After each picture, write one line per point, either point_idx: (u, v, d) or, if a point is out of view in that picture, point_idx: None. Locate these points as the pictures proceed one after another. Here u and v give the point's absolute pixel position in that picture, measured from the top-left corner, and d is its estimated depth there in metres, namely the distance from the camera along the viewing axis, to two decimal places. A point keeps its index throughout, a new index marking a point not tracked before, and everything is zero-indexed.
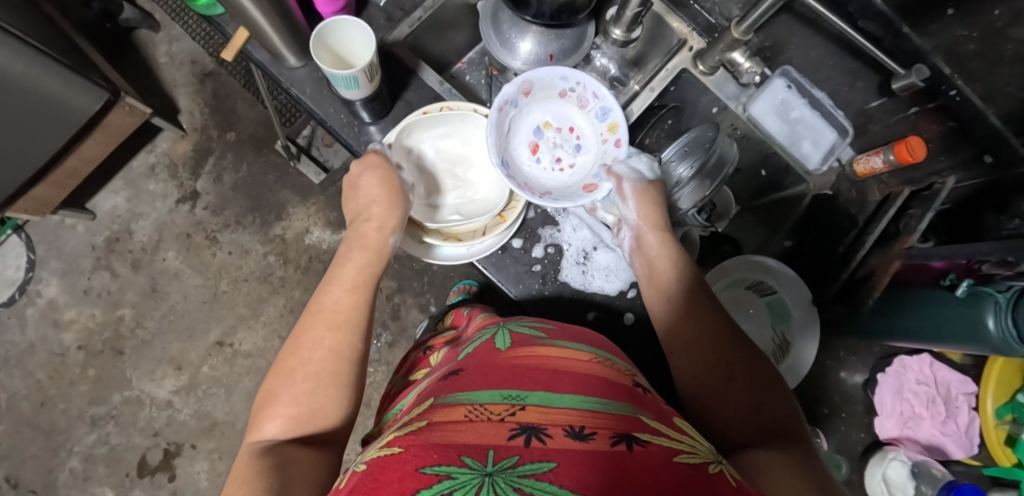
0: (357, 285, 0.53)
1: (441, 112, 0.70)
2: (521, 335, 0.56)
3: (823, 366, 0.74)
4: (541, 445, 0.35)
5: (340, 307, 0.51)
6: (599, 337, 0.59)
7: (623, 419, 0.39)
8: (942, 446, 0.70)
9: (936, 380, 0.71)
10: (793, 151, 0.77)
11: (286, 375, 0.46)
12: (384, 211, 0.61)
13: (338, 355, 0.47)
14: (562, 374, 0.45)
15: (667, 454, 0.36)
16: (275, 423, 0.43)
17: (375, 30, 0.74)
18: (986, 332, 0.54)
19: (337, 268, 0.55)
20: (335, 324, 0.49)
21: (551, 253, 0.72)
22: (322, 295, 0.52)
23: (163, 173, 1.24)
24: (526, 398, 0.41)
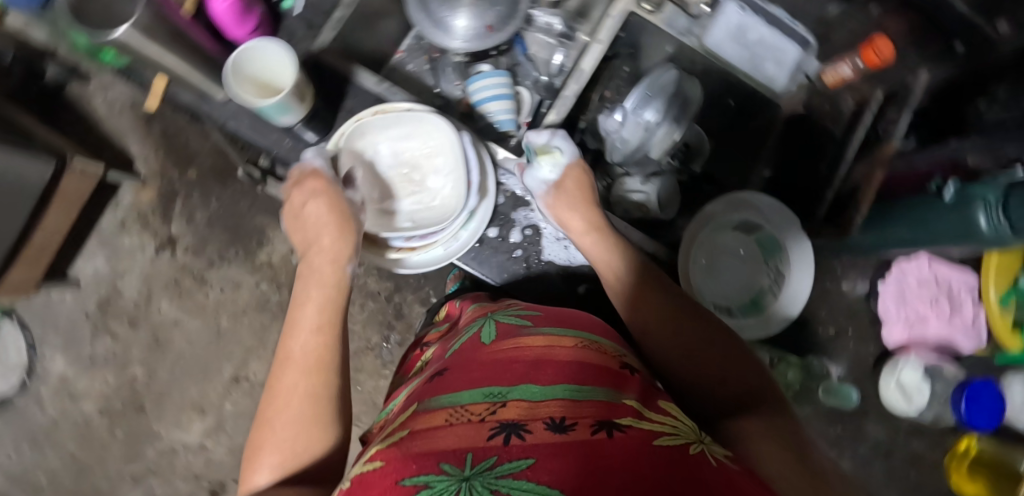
0: (325, 324, 0.51)
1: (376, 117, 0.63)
2: (506, 326, 0.57)
3: (823, 287, 0.74)
4: (519, 443, 0.36)
5: (311, 350, 0.48)
6: (587, 317, 0.60)
7: (601, 404, 0.41)
8: (952, 343, 0.70)
9: (940, 278, 0.70)
10: (755, 74, 0.71)
11: (265, 424, 0.44)
12: (344, 244, 0.58)
13: (313, 398, 0.45)
14: (542, 365, 0.46)
15: (646, 437, 0.36)
16: (263, 472, 0.41)
17: (298, 43, 0.69)
18: (978, 231, 0.53)
19: (303, 298, 0.53)
20: (307, 368, 0.47)
21: (529, 235, 0.70)
22: (286, 339, 0.49)
23: (134, 226, 1.21)
24: (511, 391, 0.42)
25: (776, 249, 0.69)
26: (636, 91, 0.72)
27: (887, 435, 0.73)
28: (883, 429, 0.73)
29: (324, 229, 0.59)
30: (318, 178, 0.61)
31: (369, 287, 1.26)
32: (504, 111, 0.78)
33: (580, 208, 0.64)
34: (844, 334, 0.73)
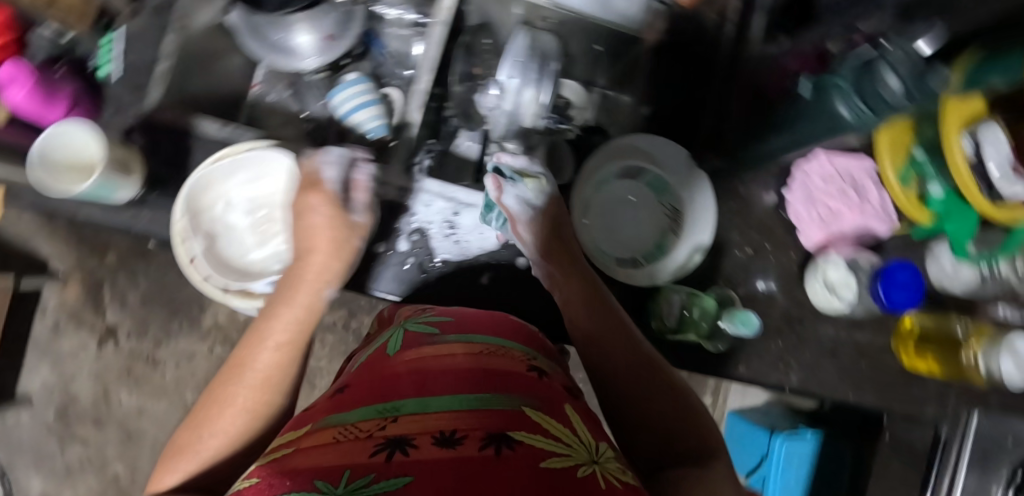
0: (287, 342, 0.45)
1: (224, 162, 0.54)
2: (412, 333, 0.52)
3: (731, 210, 0.73)
4: (401, 458, 0.32)
5: (262, 367, 0.44)
6: (509, 318, 0.56)
7: (497, 413, 0.37)
8: (868, 228, 0.71)
9: (840, 171, 0.71)
10: (606, 14, 0.70)
11: (195, 429, 0.41)
12: (380, 247, 0.55)
13: (255, 410, 0.42)
14: (433, 375, 0.42)
15: (534, 457, 0.33)
16: (173, 475, 0.39)
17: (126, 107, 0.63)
18: (844, 119, 0.52)
19: (277, 312, 0.47)
20: (256, 382, 0.43)
21: (416, 240, 0.66)
22: (245, 353, 0.44)
23: (69, 327, 1.18)
24: (403, 405, 0.38)
25: (662, 186, 0.68)
26: (505, 61, 0.66)
27: (828, 335, 0.73)
28: (822, 330, 0.73)
29: (340, 231, 0.54)
30: (320, 193, 0.54)
31: (325, 320, 1.21)
32: (375, 116, 0.74)
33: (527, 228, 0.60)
34: (762, 249, 0.73)
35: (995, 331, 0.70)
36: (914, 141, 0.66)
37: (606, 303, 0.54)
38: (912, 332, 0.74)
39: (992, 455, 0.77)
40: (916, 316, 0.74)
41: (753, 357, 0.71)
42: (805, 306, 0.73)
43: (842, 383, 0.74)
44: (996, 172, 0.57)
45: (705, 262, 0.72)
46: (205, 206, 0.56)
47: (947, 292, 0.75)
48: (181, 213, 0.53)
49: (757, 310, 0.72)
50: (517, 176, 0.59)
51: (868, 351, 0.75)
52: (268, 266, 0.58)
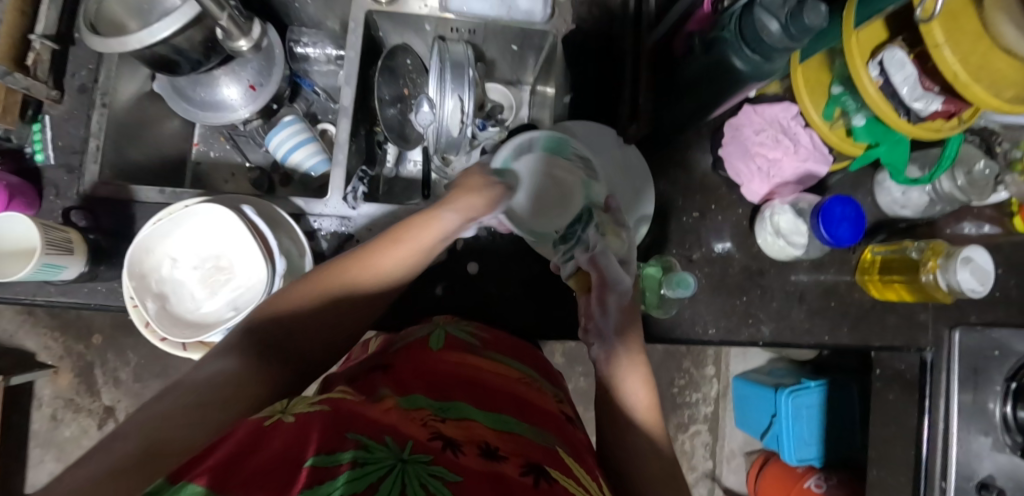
0: (418, 248, 0.50)
1: (160, 224, 0.55)
2: (456, 338, 0.51)
3: (670, 178, 0.75)
4: (454, 457, 0.30)
5: (388, 265, 0.49)
6: (536, 348, 0.57)
7: (539, 448, 0.36)
8: (808, 171, 0.71)
9: (766, 121, 0.72)
10: (512, 15, 0.69)
11: (313, 285, 0.46)
12: (486, 199, 0.55)
13: (353, 301, 0.47)
14: (488, 395, 0.42)
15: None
16: (271, 312, 0.44)
17: (65, 191, 0.64)
18: (738, 71, 0.52)
19: (424, 223, 0.51)
20: (374, 270, 0.48)
21: None
22: (388, 242, 0.49)
23: (68, 413, 1.20)
24: (461, 409, 0.38)
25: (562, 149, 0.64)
26: (432, 77, 0.68)
27: (790, 281, 0.74)
28: (784, 278, 0.74)
29: (469, 184, 0.55)
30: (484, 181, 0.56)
31: None
32: (312, 154, 0.75)
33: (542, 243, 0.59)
34: (708, 211, 0.74)
35: (950, 247, 0.70)
36: (828, 77, 0.68)
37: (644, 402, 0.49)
38: (874, 262, 0.75)
39: (982, 370, 0.76)
40: (872, 247, 0.75)
41: (719, 316, 0.72)
42: (762, 259, 0.74)
43: (814, 326, 0.75)
44: (906, 91, 0.58)
45: (654, 233, 0.74)
46: (151, 268, 0.57)
47: (897, 216, 0.76)
48: (127, 279, 0.54)
49: (714, 270, 0.73)
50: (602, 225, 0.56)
51: (834, 291, 0.76)
52: (221, 314, 0.58)
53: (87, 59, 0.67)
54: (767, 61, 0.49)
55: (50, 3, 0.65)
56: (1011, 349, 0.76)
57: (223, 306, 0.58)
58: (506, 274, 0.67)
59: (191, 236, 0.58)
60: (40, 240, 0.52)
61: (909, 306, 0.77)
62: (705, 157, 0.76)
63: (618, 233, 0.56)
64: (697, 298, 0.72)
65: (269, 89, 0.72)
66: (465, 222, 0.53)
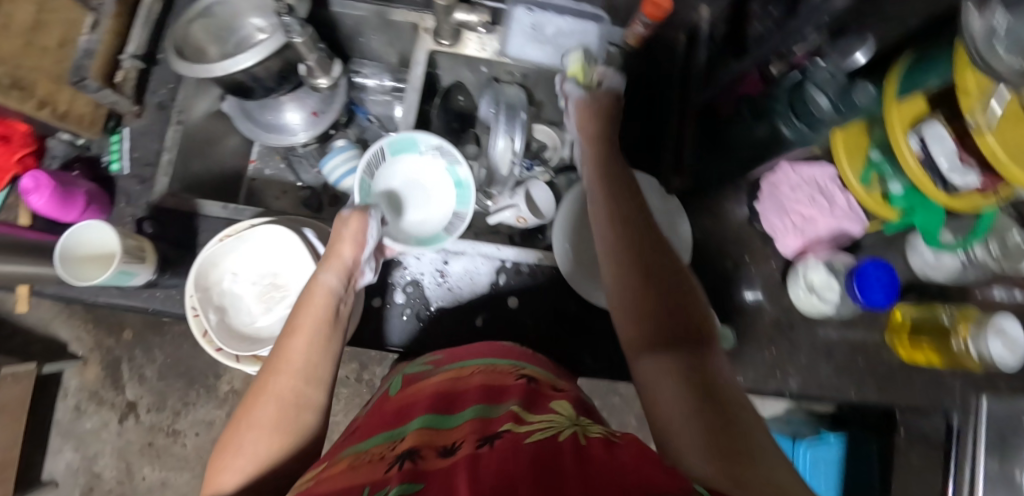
0: (318, 328, 0.47)
1: (229, 240, 0.59)
2: (411, 375, 0.57)
3: (704, 227, 0.78)
4: (410, 469, 0.36)
5: (292, 357, 0.45)
6: (501, 344, 0.60)
7: (482, 419, 0.41)
8: (842, 229, 0.73)
9: (803, 179, 0.74)
10: None
11: (241, 425, 0.42)
12: (354, 240, 0.55)
13: (295, 407, 0.43)
14: (446, 402, 0.46)
15: (515, 441, 0.35)
16: (233, 473, 0.41)
17: (134, 201, 0.67)
18: (786, 138, 0.55)
19: (303, 304, 0.49)
20: (280, 371, 0.44)
21: (411, 293, 0.68)
22: (284, 339, 0.46)
23: (91, 405, 1.23)
24: (420, 420, 0.43)
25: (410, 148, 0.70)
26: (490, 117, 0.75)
27: (819, 336, 0.75)
28: (814, 333, 0.75)
29: (334, 244, 0.54)
30: (359, 217, 0.56)
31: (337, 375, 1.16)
32: None
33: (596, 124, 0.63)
34: (742, 262, 0.77)
35: (980, 314, 0.71)
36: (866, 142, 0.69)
37: (644, 223, 0.50)
38: (904, 324, 0.75)
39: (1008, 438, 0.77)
40: (904, 308, 0.76)
41: (748, 366, 0.73)
42: (792, 313, 0.75)
43: (842, 383, 0.75)
44: (943, 162, 0.59)
45: None
46: (214, 281, 0.60)
47: (928, 279, 0.78)
48: (194, 290, 0.57)
49: (745, 320, 0.75)
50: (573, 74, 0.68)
51: (862, 349, 0.77)
52: (276, 329, 0.62)
53: (168, 78, 0.70)
54: (813, 131, 0.53)
55: (141, 24, 0.67)
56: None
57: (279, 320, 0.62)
58: (544, 309, 0.70)
59: (254, 252, 0.62)
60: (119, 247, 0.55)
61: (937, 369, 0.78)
62: (741, 210, 0.78)
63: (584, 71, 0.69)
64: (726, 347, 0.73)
65: (332, 115, 0.77)
66: (345, 278, 0.53)
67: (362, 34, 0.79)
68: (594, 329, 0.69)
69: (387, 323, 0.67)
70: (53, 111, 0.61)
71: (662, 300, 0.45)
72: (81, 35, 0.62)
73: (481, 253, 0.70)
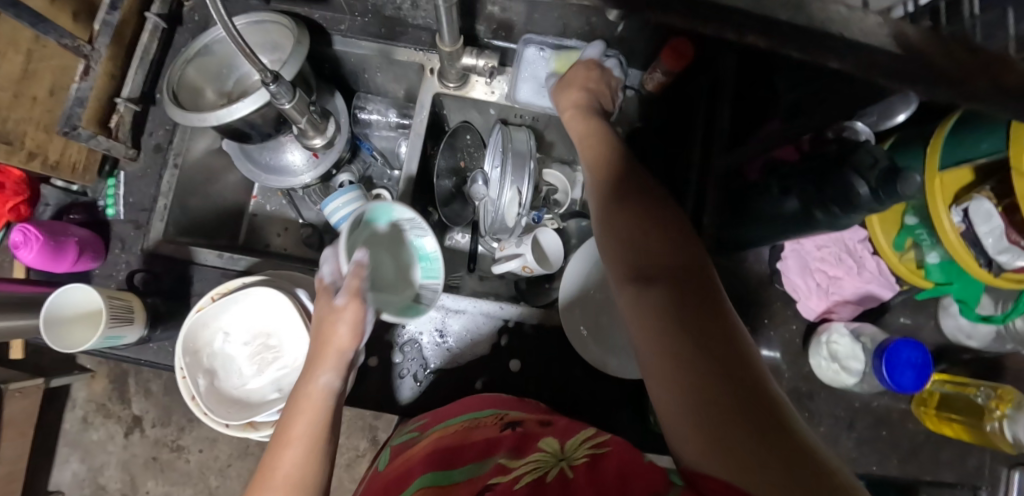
0: (310, 433, 0.44)
1: (220, 302, 0.57)
2: (400, 444, 0.55)
3: (722, 285, 0.73)
4: None
5: (289, 472, 0.42)
6: (497, 395, 0.59)
7: (481, 477, 0.42)
8: (871, 293, 0.69)
9: (828, 239, 0.70)
10: None
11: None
12: (349, 332, 0.50)
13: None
14: (438, 455, 0.47)
15: (506, 491, 0.39)
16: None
17: (129, 247, 0.66)
18: (813, 219, 0.51)
19: (296, 409, 0.46)
20: (274, 486, 0.42)
21: (409, 352, 0.66)
22: (277, 448, 0.44)
23: (98, 417, 1.23)
24: (422, 480, 0.44)
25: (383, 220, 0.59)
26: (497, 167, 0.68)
27: (839, 406, 0.71)
28: (834, 401, 0.71)
29: (327, 330, 0.49)
30: (354, 305, 0.50)
31: None
32: None
33: (569, 94, 0.62)
34: (761, 324, 0.72)
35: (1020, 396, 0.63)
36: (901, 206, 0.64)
37: (633, 179, 0.49)
38: (932, 397, 0.71)
39: None
40: (935, 382, 0.71)
41: None
42: (812, 380, 0.71)
43: (862, 455, 0.71)
44: (989, 241, 0.55)
45: None
46: (204, 342, 0.59)
47: (963, 346, 0.72)
48: (181, 355, 0.56)
49: None
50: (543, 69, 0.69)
51: (886, 419, 0.72)
52: (266, 393, 0.60)
53: (165, 119, 0.68)
54: (839, 218, 0.48)
55: (137, 66, 0.64)
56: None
57: (269, 383, 0.60)
58: (548, 374, 0.67)
59: (245, 313, 0.60)
60: (104, 310, 0.53)
61: (967, 442, 0.73)
62: (762, 267, 0.74)
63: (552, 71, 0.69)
64: None
65: (330, 157, 0.73)
66: (345, 373, 0.49)
67: (367, 71, 0.76)
68: (599, 395, 0.66)
69: (383, 382, 0.65)
70: (43, 162, 0.59)
71: (649, 243, 0.43)
72: (73, 82, 0.59)
73: (482, 311, 0.67)
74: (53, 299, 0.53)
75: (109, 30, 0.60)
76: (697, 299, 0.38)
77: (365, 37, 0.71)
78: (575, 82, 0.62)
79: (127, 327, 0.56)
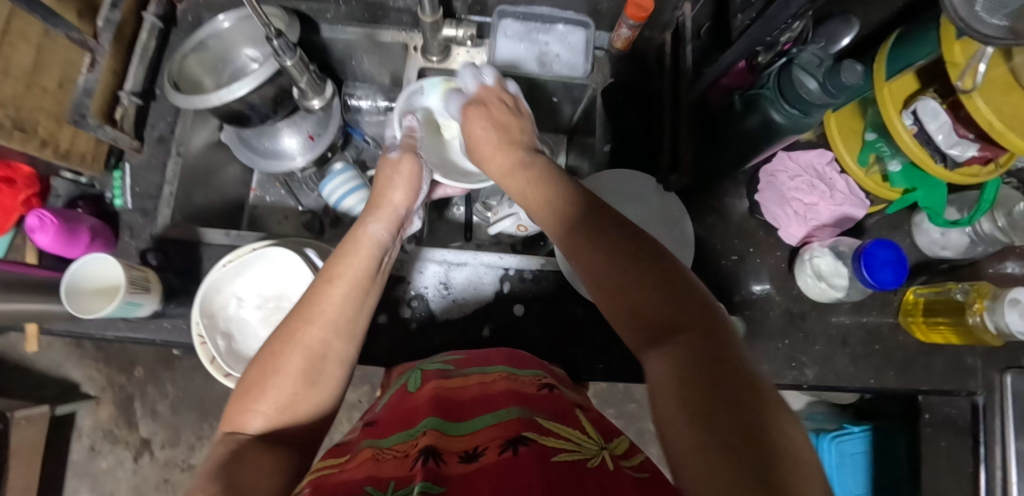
0: (358, 278, 0.46)
1: (231, 266, 0.60)
2: (431, 371, 0.59)
3: (706, 223, 0.78)
4: (437, 468, 0.40)
5: (327, 309, 0.43)
6: (535, 358, 0.63)
7: (516, 420, 0.45)
8: (845, 214, 0.73)
9: (801, 167, 0.74)
10: (557, 71, 0.74)
11: (271, 370, 0.41)
12: (405, 187, 0.54)
13: (318, 360, 0.42)
14: (446, 404, 0.51)
15: (545, 454, 0.41)
16: (258, 418, 0.40)
17: (139, 233, 0.68)
18: (778, 125, 0.57)
19: (350, 251, 0.47)
20: (306, 317, 0.43)
21: (418, 306, 0.69)
22: (324, 284, 0.45)
23: (104, 445, 1.19)
24: (427, 424, 0.47)
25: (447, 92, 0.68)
26: None
27: (831, 324, 0.75)
28: (826, 320, 0.75)
29: (384, 191, 0.53)
30: (410, 162, 0.54)
31: (349, 398, 1.15)
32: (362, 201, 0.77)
33: (495, 149, 0.56)
34: (747, 255, 0.76)
35: (995, 289, 0.69)
36: (861, 124, 0.70)
37: (594, 209, 0.46)
38: (917, 304, 0.74)
39: None
40: (916, 289, 0.75)
41: (763, 360, 0.73)
42: (802, 302, 0.75)
43: (859, 369, 0.74)
44: (941, 137, 0.59)
45: (694, 276, 0.76)
46: (219, 306, 0.62)
47: (938, 257, 0.75)
48: (199, 316, 0.59)
49: (754, 313, 0.74)
50: (517, 36, 0.75)
51: (877, 334, 0.75)
52: None
53: (166, 112, 0.72)
54: (805, 119, 0.54)
55: (138, 63, 0.69)
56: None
57: None
58: (550, 316, 0.70)
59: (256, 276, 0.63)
60: (125, 279, 0.56)
61: (956, 349, 0.76)
62: (741, 202, 0.78)
63: (528, 40, 0.75)
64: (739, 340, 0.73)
65: (327, 137, 0.77)
66: (393, 229, 0.51)
67: (355, 58, 0.81)
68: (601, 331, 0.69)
69: (395, 337, 0.68)
70: (55, 150, 0.62)
71: (633, 284, 0.39)
72: (80, 75, 0.63)
73: (483, 264, 0.71)
74: (68, 277, 0.56)
75: (111, 27, 0.64)
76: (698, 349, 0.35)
77: (350, 23, 0.76)
78: (488, 127, 0.58)
79: (138, 290, 0.58)
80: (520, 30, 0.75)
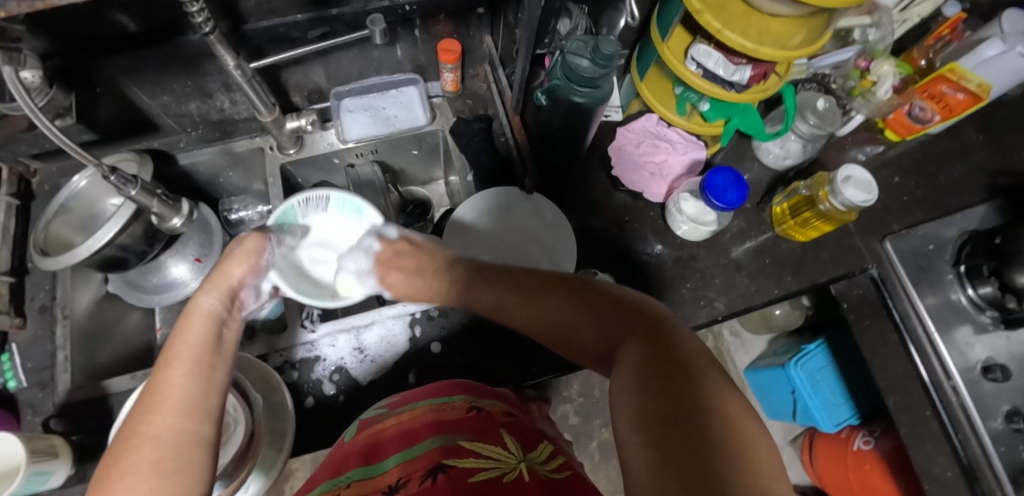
0: (201, 357, 0.44)
1: (136, 404, 0.61)
2: (367, 419, 0.59)
3: (583, 208, 0.84)
4: None
5: (177, 390, 0.42)
6: (469, 382, 0.62)
7: (435, 448, 0.46)
8: (691, 161, 0.81)
9: (639, 134, 0.83)
10: (399, 127, 0.81)
11: (116, 473, 0.37)
12: (243, 259, 0.53)
13: (175, 446, 0.39)
14: (375, 449, 0.51)
15: (461, 478, 0.42)
16: None
17: (38, 407, 0.66)
18: (581, 104, 0.66)
19: (183, 327, 0.47)
20: (149, 407, 0.40)
21: (339, 378, 0.70)
22: (162, 367, 0.43)
23: None
24: (351, 475, 0.47)
25: None
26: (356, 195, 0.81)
27: (720, 256, 0.81)
28: (715, 254, 0.81)
29: (219, 267, 0.52)
30: (253, 237, 0.55)
31: None
32: None
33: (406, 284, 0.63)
34: (626, 223, 0.83)
35: (830, 175, 0.75)
36: (667, 83, 0.78)
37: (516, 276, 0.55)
38: (784, 212, 0.82)
39: (928, 267, 0.74)
40: (778, 201, 0.83)
41: (675, 309, 0.77)
42: (688, 246, 0.81)
43: (761, 286, 0.80)
44: (722, 71, 0.68)
45: (588, 258, 0.81)
46: None
47: (785, 167, 0.85)
48: None
49: (651, 270, 0.79)
50: (357, 108, 0.82)
51: (763, 249, 0.82)
52: None
53: (43, 281, 0.73)
54: (596, 90, 0.65)
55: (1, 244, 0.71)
56: (941, 239, 0.76)
57: None
58: (466, 340, 0.73)
59: None
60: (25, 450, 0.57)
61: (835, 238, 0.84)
62: (604, 181, 0.85)
63: (367, 109, 0.82)
64: (646, 298, 0.78)
65: (212, 254, 0.80)
66: (227, 299, 0.50)
67: (218, 176, 0.86)
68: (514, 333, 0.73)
69: (326, 416, 0.68)
70: None
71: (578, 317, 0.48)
72: None
73: (389, 317, 0.73)
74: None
75: None
76: (649, 350, 0.42)
77: (203, 145, 0.81)
78: (408, 268, 0.63)
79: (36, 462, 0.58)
80: (359, 101, 0.83)
